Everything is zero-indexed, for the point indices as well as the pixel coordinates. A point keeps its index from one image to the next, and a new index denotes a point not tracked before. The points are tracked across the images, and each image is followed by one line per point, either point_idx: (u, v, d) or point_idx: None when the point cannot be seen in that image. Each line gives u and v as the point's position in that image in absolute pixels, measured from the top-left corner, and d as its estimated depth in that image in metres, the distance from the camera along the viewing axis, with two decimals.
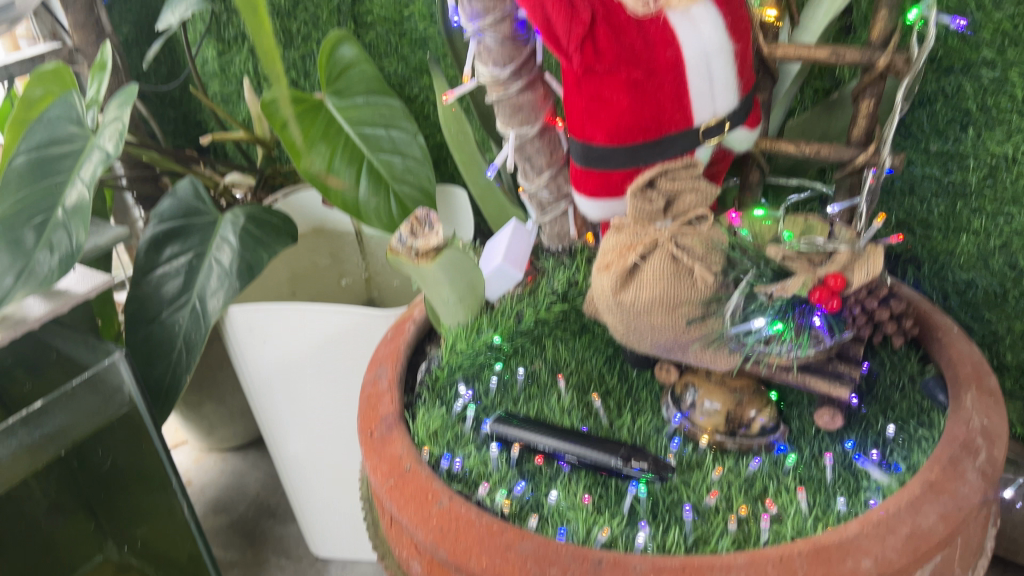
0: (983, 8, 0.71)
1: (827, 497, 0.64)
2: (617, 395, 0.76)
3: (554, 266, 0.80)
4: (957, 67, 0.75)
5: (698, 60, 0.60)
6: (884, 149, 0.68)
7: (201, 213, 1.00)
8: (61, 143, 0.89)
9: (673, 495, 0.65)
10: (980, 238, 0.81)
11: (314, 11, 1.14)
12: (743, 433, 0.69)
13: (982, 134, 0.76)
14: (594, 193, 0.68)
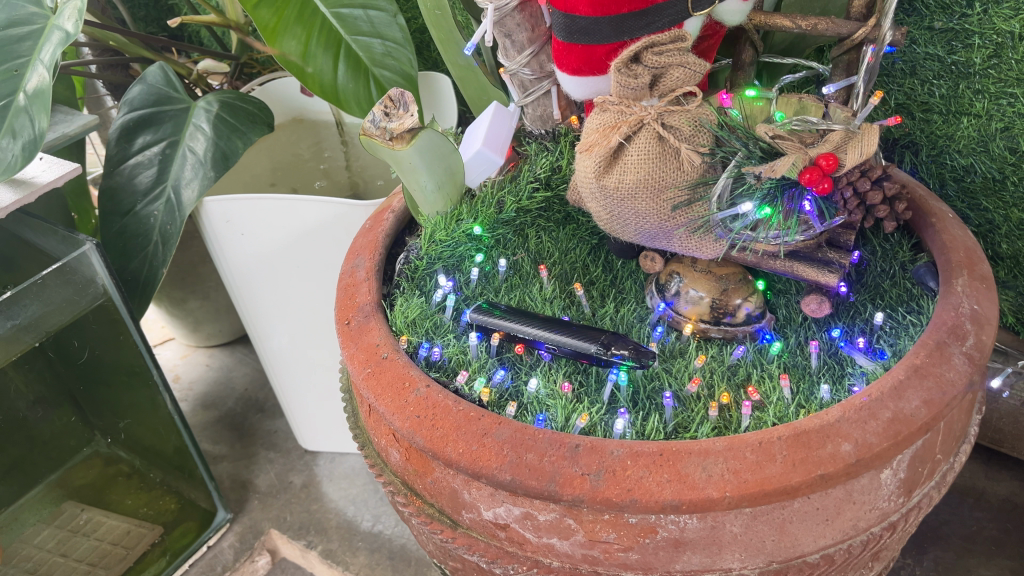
0: None
1: (811, 384, 0.63)
2: (601, 285, 0.74)
3: (536, 152, 0.77)
4: None
5: None
6: (886, 23, 0.64)
7: (173, 100, 0.96)
8: (20, 24, 0.85)
9: (655, 382, 0.64)
10: (981, 122, 0.78)
11: None
12: (729, 322, 0.68)
13: (988, 10, 0.72)
14: (577, 71, 0.64)
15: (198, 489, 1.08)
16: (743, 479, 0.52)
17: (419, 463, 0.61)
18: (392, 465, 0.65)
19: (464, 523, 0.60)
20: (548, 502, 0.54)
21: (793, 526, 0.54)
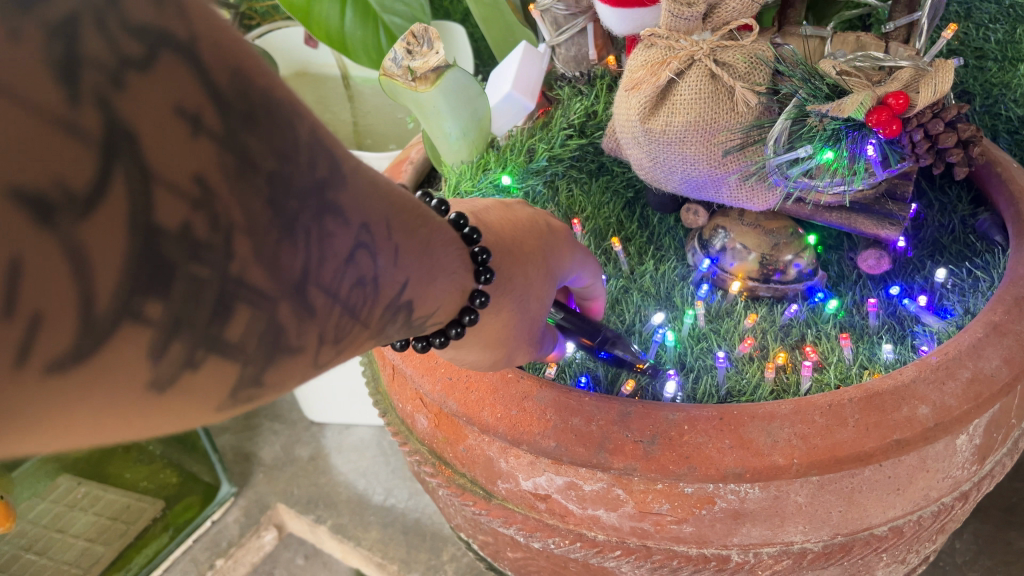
0: None
1: (871, 344, 0.58)
2: (638, 242, 0.69)
3: (569, 96, 0.72)
4: None
5: None
6: None
7: None
8: None
9: (703, 342, 0.59)
10: None
11: None
12: (779, 280, 0.62)
13: None
14: (623, 2, 0.59)
15: (202, 461, 1.05)
16: (812, 445, 0.47)
17: (451, 429, 0.56)
18: (419, 432, 0.60)
19: (500, 494, 0.56)
20: (596, 471, 0.49)
21: (862, 496, 0.50)
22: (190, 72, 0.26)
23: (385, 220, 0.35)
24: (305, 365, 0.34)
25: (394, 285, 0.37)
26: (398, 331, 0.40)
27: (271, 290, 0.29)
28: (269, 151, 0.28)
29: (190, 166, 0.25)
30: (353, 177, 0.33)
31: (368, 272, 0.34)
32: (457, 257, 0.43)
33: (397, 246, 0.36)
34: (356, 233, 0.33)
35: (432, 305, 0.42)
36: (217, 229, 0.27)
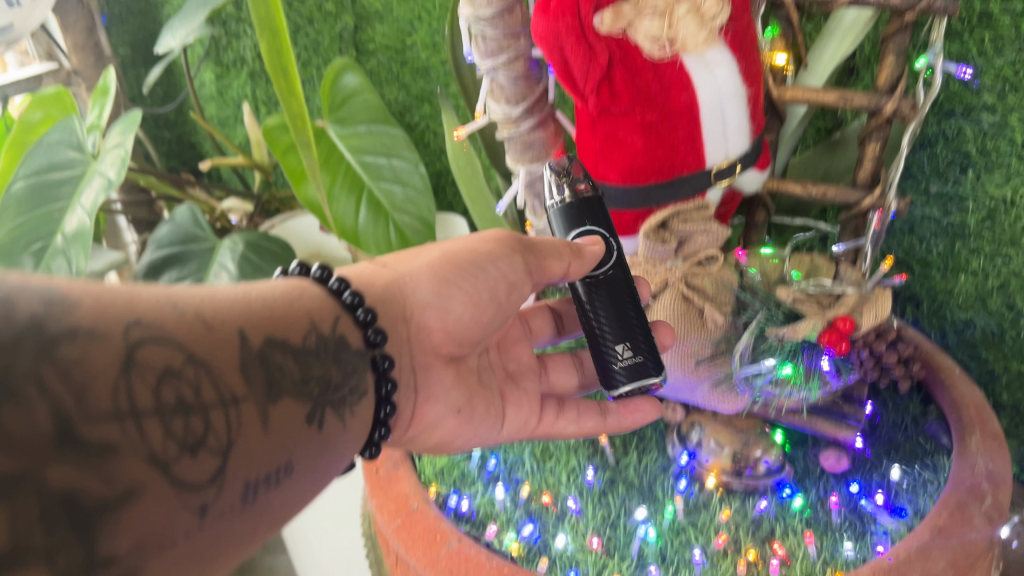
0: (985, 56, 0.73)
1: (834, 541, 0.64)
2: (622, 433, 0.76)
3: None
4: (956, 111, 0.77)
5: (712, 104, 0.61)
6: (890, 192, 0.69)
7: (199, 239, 0.99)
8: (60, 168, 0.89)
9: (682, 536, 0.65)
10: (978, 279, 0.82)
11: (317, 37, 1.14)
12: (750, 475, 0.68)
13: (981, 176, 0.78)
14: None
15: None
16: None
17: None
18: None
19: None
20: None
21: None
22: (94, 353, 0.28)
23: (200, 307, 0.35)
24: (221, 499, 0.32)
25: (252, 351, 0.36)
26: (301, 381, 0.39)
27: (127, 476, 0.28)
28: (161, 382, 0.30)
29: (94, 415, 0.27)
30: (152, 302, 0.33)
31: (203, 359, 0.33)
32: (303, 307, 0.43)
33: (237, 331, 0.36)
34: (176, 343, 0.32)
35: (320, 365, 0.41)
36: (114, 483, 0.27)
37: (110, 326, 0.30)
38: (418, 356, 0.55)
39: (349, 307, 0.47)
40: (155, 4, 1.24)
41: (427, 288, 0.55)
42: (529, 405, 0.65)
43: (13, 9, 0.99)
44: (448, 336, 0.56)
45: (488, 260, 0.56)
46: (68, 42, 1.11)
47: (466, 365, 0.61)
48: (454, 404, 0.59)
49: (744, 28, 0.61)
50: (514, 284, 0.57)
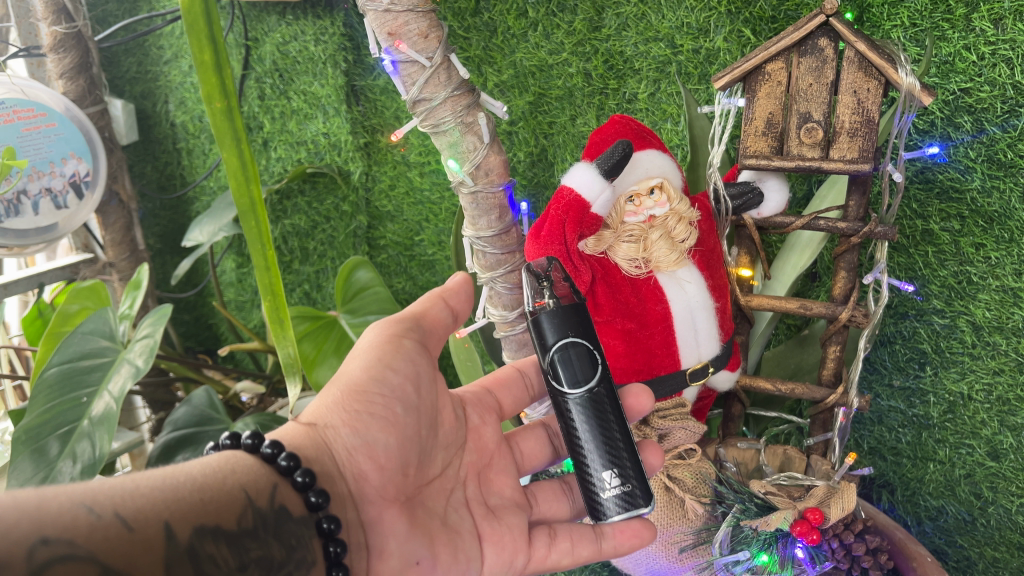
0: (929, 266, 0.82)
1: None
2: None
3: None
4: (910, 313, 0.85)
5: (684, 314, 0.70)
6: (851, 390, 0.76)
7: (214, 420, 1.05)
8: (91, 356, 0.96)
9: None
10: (946, 468, 0.87)
11: (332, 233, 1.24)
12: None
13: (938, 372, 0.85)
14: None
15: None
16: None
17: None
18: None
19: None
20: None
21: None
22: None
23: (120, 503, 0.35)
24: None
25: (177, 547, 0.35)
26: (237, 569, 0.38)
27: None
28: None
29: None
30: (62, 509, 0.32)
31: (120, 568, 0.32)
32: (237, 482, 0.42)
33: (161, 524, 0.35)
34: (87, 555, 0.31)
35: (259, 545, 0.40)
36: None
37: (12, 552, 0.29)
38: (367, 507, 0.50)
39: (285, 471, 0.45)
40: (186, 200, 1.37)
41: (344, 430, 0.50)
42: (509, 539, 0.57)
43: (59, 209, 1.10)
44: (386, 473, 0.51)
45: (385, 367, 0.52)
46: (107, 238, 1.25)
47: (424, 506, 0.54)
48: (413, 554, 0.51)
49: (709, 251, 0.73)
50: (418, 378, 0.54)
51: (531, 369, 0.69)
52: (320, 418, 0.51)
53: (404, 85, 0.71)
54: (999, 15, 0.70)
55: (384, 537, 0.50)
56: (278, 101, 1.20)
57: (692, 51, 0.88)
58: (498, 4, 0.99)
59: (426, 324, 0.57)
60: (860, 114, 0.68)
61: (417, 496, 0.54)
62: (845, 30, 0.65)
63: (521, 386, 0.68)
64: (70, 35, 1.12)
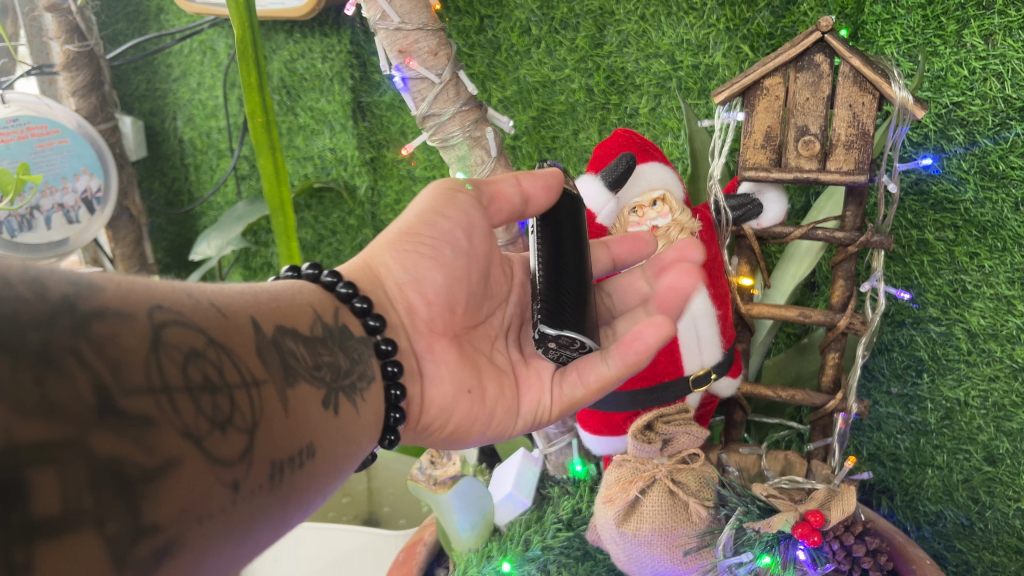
0: (925, 275, 0.84)
1: None
2: None
3: (558, 493, 0.86)
4: (907, 321, 0.87)
5: (687, 322, 0.72)
6: (850, 396, 0.78)
7: None
8: None
9: None
10: (944, 473, 0.89)
11: (338, 246, 1.26)
12: None
13: (936, 379, 0.87)
14: (598, 431, 0.77)
15: None
16: None
17: None
18: None
19: None
20: None
21: None
22: (124, 333, 0.26)
23: (210, 297, 0.34)
24: (253, 478, 0.29)
25: (264, 336, 0.35)
26: (312, 367, 0.38)
27: (166, 449, 0.25)
28: (187, 363, 0.28)
29: (130, 386, 0.25)
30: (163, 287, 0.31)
31: (223, 344, 0.31)
32: (306, 300, 0.43)
33: (248, 317, 0.35)
34: (196, 327, 0.30)
35: (327, 354, 0.40)
36: (155, 452, 0.25)
37: (136, 307, 0.28)
38: (418, 337, 0.53)
39: (342, 297, 0.47)
40: (194, 215, 1.39)
41: (395, 268, 0.53)
42: (539, 374, 0.57)
43: (71, 224, 1.13)
44: (434, 308, 0.53)
45: (436, 213, 0.54)
46: (117, 252, 1.28)
47: (473, 344, 0.56)
48: (464, 382, 0.53)
49: (710, 261, 0.75)
50: (470, 228, 0.55)
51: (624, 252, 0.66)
52: (374, 258, 0.53)
53: (414, 101, 0.73)
54: (989, 30, 0.73)
55: (436, 365, 0.53)
56: (285, 117, 1.22)
57: (692, 67, 0.90)
58: (502, 22, 1.02)
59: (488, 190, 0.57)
60: (855, 127, 0.70)
61: (467, 335, 0.56)
62: (840, 46, 0.67)
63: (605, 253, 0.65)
64: (83, 54, 1.15)
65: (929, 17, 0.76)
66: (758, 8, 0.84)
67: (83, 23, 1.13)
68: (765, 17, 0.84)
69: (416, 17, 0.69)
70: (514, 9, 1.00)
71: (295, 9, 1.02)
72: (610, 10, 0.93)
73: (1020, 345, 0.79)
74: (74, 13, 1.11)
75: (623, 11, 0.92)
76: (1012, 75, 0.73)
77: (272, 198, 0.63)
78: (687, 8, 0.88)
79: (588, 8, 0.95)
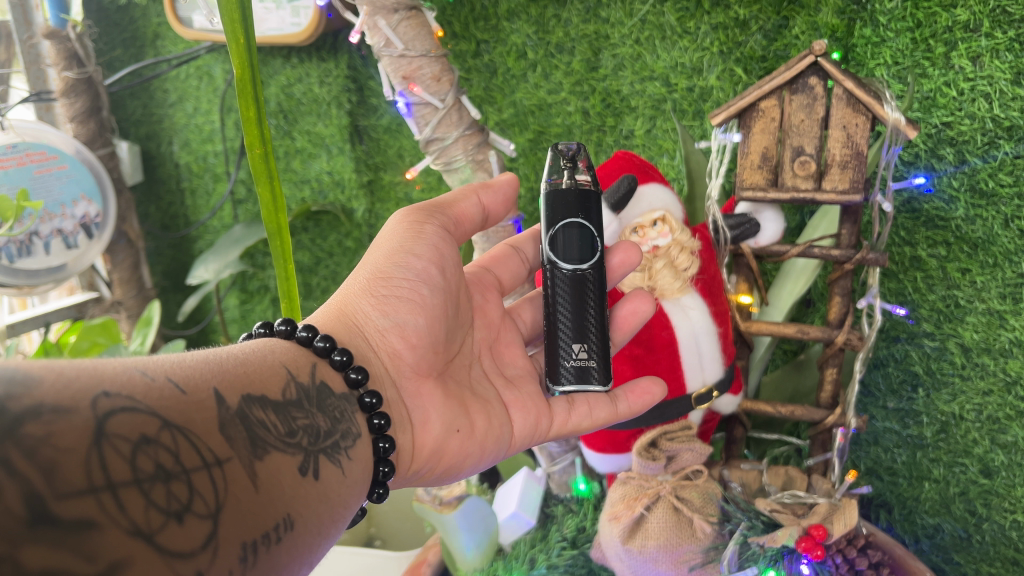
0: (918, 291, 0.86)
1: None
2: None
3: (563, 512, 0.87)
4: (902, 336, 0.89)
5: (688, 340, 0.73)
6: (849, 411, 0.78)
7: None
8: None
9: None
10: (941, 486, 0.90)
11: (336, 268, 1.27)
12: None
13: (930, 394, 0.88)
14: (602, 449, 0.78)
15: None
16: None
17: None
18: None
19: None
20: None
21: None
22: (62, 431, 0.27)
23: (168, 372, 0.35)
24: (218, 565, 0.30)
25: (228, 408, 0.36)
26: (286, 434, 0.39)
27: (110, 552, 0.26)
28: (136, 452, 0.29)
29: (68, 491, 0.26)
30: (117, 371, 0.32)
31: (179, 424, 0.32)
32: (279, 359, 0.44)
33: (211, 390, 0.36)
34: (148, 411, 0.31)
35: (305, 415, 0.41)
36: (97, 559, 0.25)
37: (77, 401, 0.29)
38: (404, 382, 0.54)
39: (323, 352, 0.48)
40: (190, 239, 1.39)
41: (373, 313, 0.54)
42: (532, 404, 0.61)
43: (69, 249, 1.13)
44: (419, 351, 0.54)
45: (406, 253, 0.55)
46: (115, 277, 1.29)
47: (454, 379, 0.58)
48: (453, 422, 0.55)
49: (710, 279, 0.76)
50: (441, 261, 0.57)
51: (524, 246, 0.73)
52: (349, 304, 0.54)
53: (417, 126, 0.75)
54: (976, 52, 0.75)
55: (425, 409, 0.54)
56: (282, 141, 1.23)
57: (687, 89, 0.92)
58: (498, 47, 1.03)
59: (451, 214, 0.60)
60: (849, 148, 0.71)
61: (447, 371, 0.58)
62: (833, 70, 0.69)
63: (517, 261, 0.71)
64: (81, 80, 1.16)
65: (918, 40, 0.78)
66: (750, 33, 0.86)
67: (82, 51, 1.14)
68: (758, 41, 0.86)
69: (418, 44, 0.71)
70: (510, 34, 1.02)
71: (294, 34, 1.03)
72: (605, 34, 0.95)
73: (1014, 358, 0.81)
74: (72, 41, 1.12)
75: (619, 36, 0.94)
76: (1000, 95, 0.74)
77: (267, 224, 0.58)
78: (681, 32, 0.90)
79: (583, 33, 0.96)
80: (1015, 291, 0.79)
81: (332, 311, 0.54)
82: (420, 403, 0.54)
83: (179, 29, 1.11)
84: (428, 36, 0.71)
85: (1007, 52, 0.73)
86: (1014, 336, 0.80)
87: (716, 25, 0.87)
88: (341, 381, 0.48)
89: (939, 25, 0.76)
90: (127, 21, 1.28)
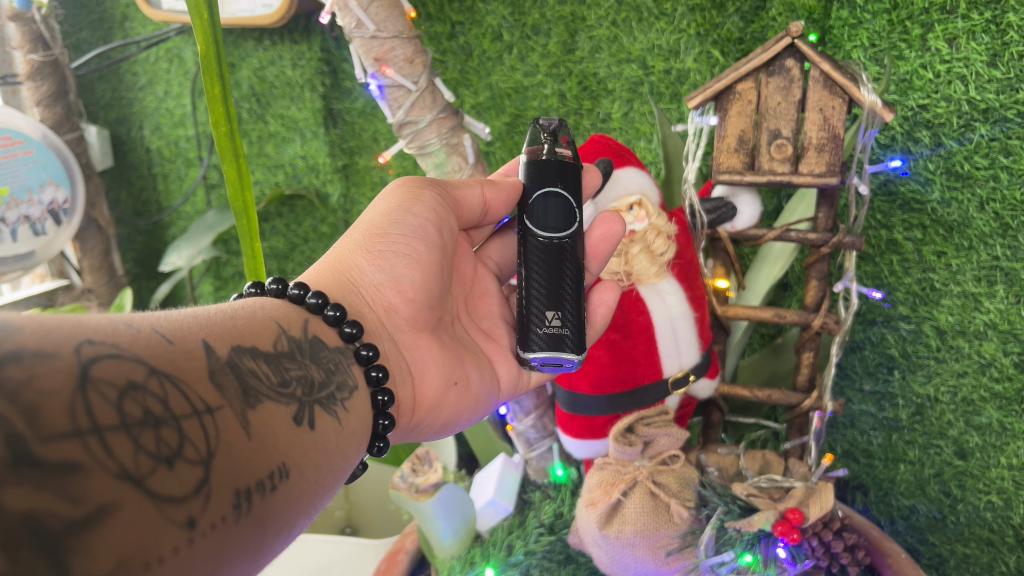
0: (895, 274, 0.86)
1: None
2: None
3: (540, 498, 0.87)
4: (878, 320, 0.89)
5: (666, 325, 0.73)
6: (826, 394, 0.78)
7: None
8: None
9: None
10: (916, 468, 0.90)
11: (310, 254, 1.26)
12: None
13: (906, 376, 0.88)
14: (579, 435, 0.77)
15: None
16: None
17: None
18: None
19: None
20: None
21: None
22: (43, 375, 0.26)
23: (155, 324, 0.33)
24: (209, 512, 0.28)
25: (218, 358, 0.34)
26: (280, 384, 0.37)
27: (95, 496, 0.24)
28: (123, 398, 0.27)
29: (52, 433, 0.24)
30: (102, 323, 0.30)
31: (168, 372, 0.30)
32: (269, 315, 0.42)
33: (199, 341, 0.34)
34: (134, 358, 0.29)
35: (298, 366, 0.40)
36: (83, 501, 0.24)
37: (59, 346, 0.27)
38: (400, 334, 0.53)
39: (315, 309, 0.46)
40: (163, 225, 1.38)
41: (369, 268, 0.52)
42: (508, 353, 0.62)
43: (37, 236, 1.11)
44: (415, 306, 0.53)
45: (404, 211, 0.54)
46: (86, 264, 1.27)
47: (446, 331, 0.58)
48: (451, 374, 0.55)
49: (687, 264, 0.76)
50: (440, 221, 0.55)
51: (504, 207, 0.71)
52: (343, 259, 0.53)
53: (390, 109, 0.73)
54: (952, 34, 0.74)
55: (422, 362, 0.54)
56: (255, 125, 1.21)
57: (664, 72, 0.91)
58: (473, 28, 1.02)
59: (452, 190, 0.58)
60: (826, 130, 0.71)
61: (440, 325, 0.58)
62: (810, 52, 0.68)
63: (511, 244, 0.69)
64: (47, 63, 1.13)
65: (895, 22, 0.78)
66: (728, 14, 0.85)
67: (47, 32, 1.11)
68: (735, 22, 0.85)
69: (390, 26, 0.69)
70: (486, 16, 1.00)
71: (265, 16, 1.01)
72: (581, 16, 0.94)
73: (988, 341, 0.80)
74: (37, 22, 1.09)
75: (595, 17, 0.93)
76: (976, 77, 0.74)
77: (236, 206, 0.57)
78: (658, 13, 0.89)
79: (559, 14, 0.95)
80: (989, 274, 0.78)
81: (326, 265, 0.52)
82: (421, 356, 0.54)
83: (147, 10, 1.08)
84: (400, 16, 0.70)
85: (983, 34, 0.72)
86: (988, 319, 0.80)
87: (693, 6, 0.86)
88: (333, 332, 0.46)
89: (916, 7, 0.76)
90: (94, 2, 1.25)
